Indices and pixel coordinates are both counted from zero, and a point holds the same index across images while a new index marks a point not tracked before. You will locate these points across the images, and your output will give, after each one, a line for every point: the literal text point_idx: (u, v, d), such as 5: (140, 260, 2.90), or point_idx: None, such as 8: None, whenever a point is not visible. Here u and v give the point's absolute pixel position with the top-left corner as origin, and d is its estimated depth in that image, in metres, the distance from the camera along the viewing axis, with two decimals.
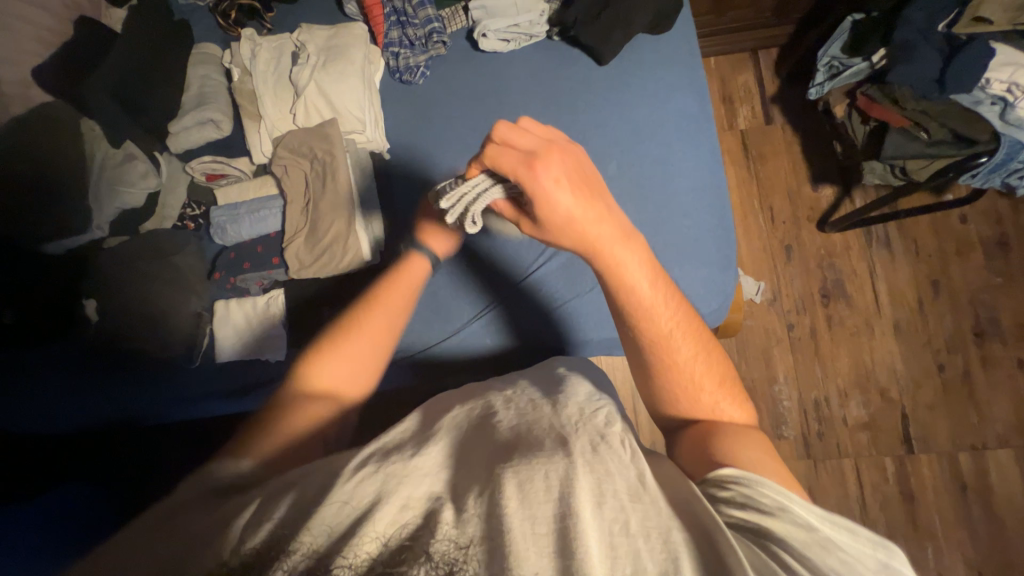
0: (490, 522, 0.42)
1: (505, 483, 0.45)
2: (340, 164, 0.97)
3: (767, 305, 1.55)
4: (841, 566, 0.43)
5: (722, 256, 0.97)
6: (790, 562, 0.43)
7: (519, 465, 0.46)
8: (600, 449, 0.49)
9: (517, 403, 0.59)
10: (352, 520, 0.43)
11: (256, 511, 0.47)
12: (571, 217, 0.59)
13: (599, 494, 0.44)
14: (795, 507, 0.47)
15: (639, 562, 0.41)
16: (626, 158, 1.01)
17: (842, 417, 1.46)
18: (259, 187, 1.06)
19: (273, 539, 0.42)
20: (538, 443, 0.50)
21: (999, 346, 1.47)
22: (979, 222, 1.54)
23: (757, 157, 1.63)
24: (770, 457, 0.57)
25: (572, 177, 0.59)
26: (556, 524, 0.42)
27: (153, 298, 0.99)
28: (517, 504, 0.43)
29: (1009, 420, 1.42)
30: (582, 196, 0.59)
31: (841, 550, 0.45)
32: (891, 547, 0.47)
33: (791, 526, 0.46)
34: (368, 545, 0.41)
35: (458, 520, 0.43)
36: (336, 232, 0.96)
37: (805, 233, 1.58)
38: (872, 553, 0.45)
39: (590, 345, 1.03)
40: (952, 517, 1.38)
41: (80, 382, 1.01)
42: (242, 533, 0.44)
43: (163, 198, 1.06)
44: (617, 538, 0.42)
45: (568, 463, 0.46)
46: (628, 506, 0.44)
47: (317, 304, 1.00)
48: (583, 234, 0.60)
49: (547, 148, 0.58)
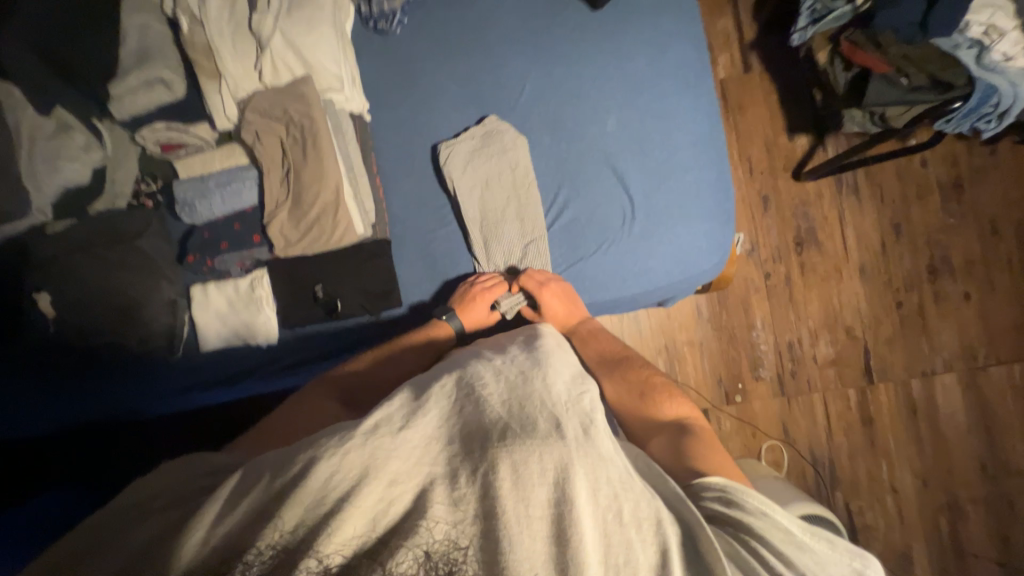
0: (483, 504, 0.45)
1: (498, 463, 0.46)
2: (321, 129, 0.89)
3: (745, 255, 1.59)
4: (814, 563, 0.48)
5: (723, 211, 1.01)
6: (763, 555, 0.48)
7: (513, 445, 0.47)
8: (593, 434, 0.51)
9: (509, 373, 0.57)
10: (336, 496, 0.44)
11: (235, 487, 0.47)
12: (557, 316, 0.92)
13: (594, 481, 0.47)
14: (776, 510, 0.51)
15: (631, 550, 0.45)
16: (625, 112, 0.99)
17: (812, 356, 1.56)
18: (226, 156, 0.94)
19: (258, 515, 0.44)
20: (532, 422, 0.50)
21: (950, 283, 1.58)
22: (938, 165, 1.61)
23: (736, 107, 1.61)
24: (734, 472, 0.65)
25: (571, 307, 0.93)
26: (550, 510, 0.45)
27: (121, 288, 0.90)
28: (511, 486, 0.45)
29: (954, 348, 1.56)
30: (566, 304, 0.92)
31: (813, 551, 0.49)
32: (865, 556, 0.50)
33: (768, 524, 0.50)
34: (354, 526, 0.43)
35: (449, 503, 0.45)
36: (324, 204, 0.90)
37: (780, 183, 1.61)
38: (846, 561, 0.49)
39: (594, 306, 1.02)
40: (904, 437, 1.53)
41: (43, 382, 0.93)
42: (222, 509, 0.45)
43: (111, 173, 0.94)
44: (610, 525, 0.46)
45: (563, 449, 0.48)
46: (620, 494, 0.47)
47: (310, 283, 0.95)
48: (562, 322, 0.92)
49: (546, 279, 0.94)
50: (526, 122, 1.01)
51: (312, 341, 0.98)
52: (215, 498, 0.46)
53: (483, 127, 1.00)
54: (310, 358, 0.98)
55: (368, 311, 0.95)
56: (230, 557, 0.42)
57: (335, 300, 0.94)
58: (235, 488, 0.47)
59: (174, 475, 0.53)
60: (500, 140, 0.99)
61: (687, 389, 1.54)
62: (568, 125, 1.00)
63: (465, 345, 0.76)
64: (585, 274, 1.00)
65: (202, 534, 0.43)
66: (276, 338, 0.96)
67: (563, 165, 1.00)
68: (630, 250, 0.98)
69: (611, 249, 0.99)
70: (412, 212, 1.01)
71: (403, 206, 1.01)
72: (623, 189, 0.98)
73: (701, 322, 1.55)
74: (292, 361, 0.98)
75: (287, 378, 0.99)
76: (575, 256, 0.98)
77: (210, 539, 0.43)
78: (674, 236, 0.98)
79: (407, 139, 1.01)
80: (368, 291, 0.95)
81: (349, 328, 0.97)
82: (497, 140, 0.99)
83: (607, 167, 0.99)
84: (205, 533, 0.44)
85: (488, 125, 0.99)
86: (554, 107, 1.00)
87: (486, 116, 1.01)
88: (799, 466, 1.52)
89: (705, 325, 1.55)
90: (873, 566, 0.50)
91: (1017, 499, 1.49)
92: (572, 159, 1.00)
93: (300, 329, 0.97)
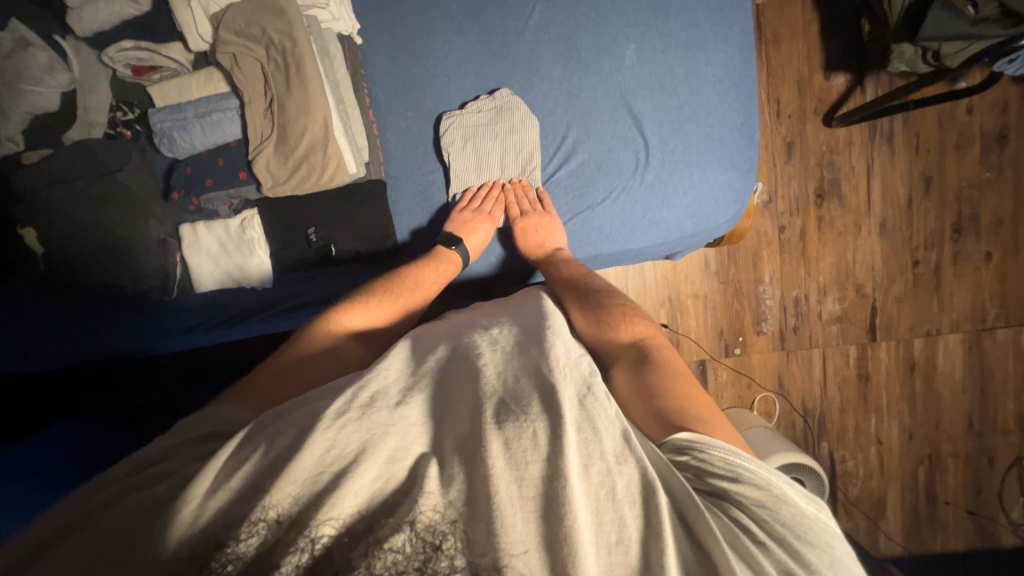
0: (476, 483, 0.44)
1: (491, 440, 0.46)
2: (304, 52, 0.80)
3: (761, 207, 1.50)
4: (792, 517, 0.47)
5: (745, 159, 0.93)
6: (747, 525, 0.46)
7: (506, 421, 0.47)
8: (589, 408, 0.50)
9: (505, 345, 0.59)
10: (333, 473, 0.44)
11: (234, 453, 0.47)
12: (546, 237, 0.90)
13: (586, 459, 0.46)
14: (744, 467, 0.50)
15: (624, 529, 0.43)
16: (646, 42, 0.89)
17: (817, 313, 1.53)
18: (204, 82, 0.87)
19: (252, 487, 0.44)
20: (526, 398, 0.50)
21: (974, 242, 1.51)
22: (985, 112, 1.47)
23: (770, 37, 1.44)
24: (715, 412, 0.60)
25: (552, 221, 0.91)
26: (542, 488, 0.44)
27: (106, 226, 0.86)
28: (505, 463, 0.45)
29: (965, 310, 1.52)
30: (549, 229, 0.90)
31: (789, 504, 0.47)
32: (823, 500, 0.50)
33: (744, 485, 0.48)
34: (347, 504, 0.43)
35: (441, 484, 0.45)
36: (312, 140, 0.83)
37: (809, 128, 1.48)
38: (811, 508, 0.48)
39: (598, 259, 0.98)
40: (898, 394, 1.54)
41: (42, 322, 0.92)
42: (212, 485, 0.45)
43: (83, 99, 0.87)
44: (603, 504, 0.44)
45: (557, 423, 0.46)
46: (614, 470, 0.46)
47: (301, 225, 0.91)
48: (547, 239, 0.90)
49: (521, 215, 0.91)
50: (535, 49, 0.90)
51: (306, 285, 0.96)
52: (207, 471, 0.46)
53: (494, 102, 0.91)
54: (302, 302, 0.97)
55: (362, 253, 0.92)
56: (219, 535, 0.42)
57: (329, 244, 0.91)
58: (227, 460, 0.47)
59: (167, 441, 0.53)
60: (510, 119, 0.91)
61: (687, 341, 1.53)
62: (582, 54, 0.90)
63: (461, 314, 0.76)
64: (589, 225, 0.95)
65: (193, 510, 0.43)
66: (271, 281, 0.95)
67: (574, 101, 0.91)
68: (641, 200, 0.92)
69: (619, 200, 0.92)
70: (405, 152, 0.94)
71: (397, 145, 0.94)
72: (639, 132, 0.90)
73: (707, 275, 1.51)
74: (285, 306, 0.97)
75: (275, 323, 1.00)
76: (581, 205, 0.92)
77: (200, 517, 0.43)
78: (690, 186, 0.92)
79: (402, 69, 0.92)
80: (362, 235, 0.91)
81: (344, 271, 0.95)
82: (508, 119, 0.91)
83: (622, 107, 0.90)
84: (197, 506, 0.43)
85: (499, 99, 0.90)
86: (567, 33, 0.90)
87: (499, 88, 0.91)
88: (790, 417, 1.55)
89: (712, 278, 1.51)
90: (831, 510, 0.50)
91: (997, 454, 1.54)
92: (585, 95, 0.91)
93: (292, 274, 0.95)
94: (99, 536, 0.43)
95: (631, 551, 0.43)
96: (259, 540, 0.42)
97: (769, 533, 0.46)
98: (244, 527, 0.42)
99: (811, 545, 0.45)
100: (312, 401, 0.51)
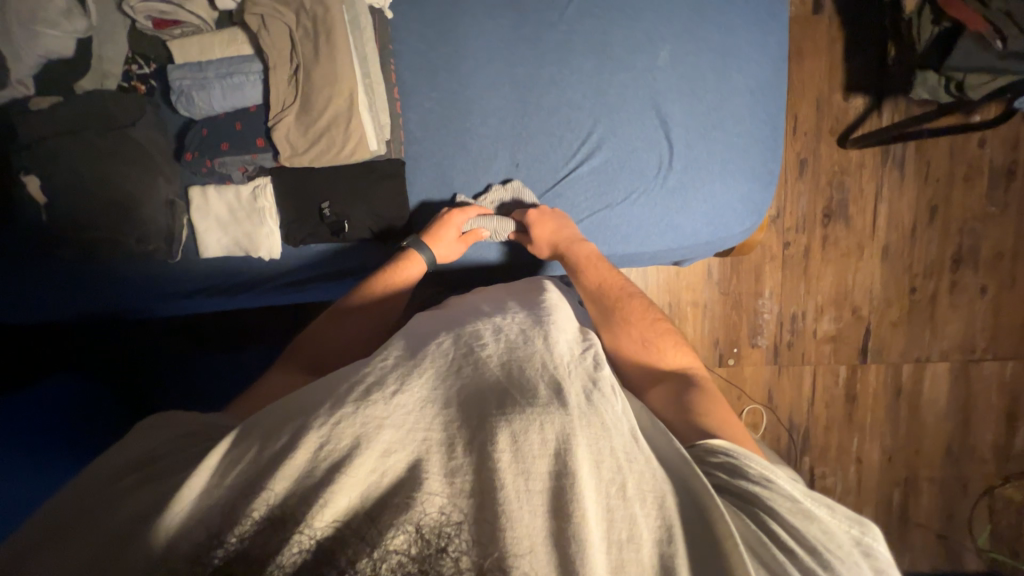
0: (481, 474, 0.44)
1: (498, 434, 0.45)
2: (336, 23, 0.79)
3: (769, 222, 1.51)
4: (821, 532, 0.47)
5: (767, 171, 0.94)
6: (775, 531, 0.47)
7: (513, 414, 0.47)
8: (596, 403, 0.50)
9: (507, 335, 0.57)
10: (327, 467, 0.43)
11: (229, 450, 0.46)
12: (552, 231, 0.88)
13: (597, 454, 0.46)
14: (778, 479, 0.51)
15: (635, 527, 0.44)
16: (680, 45, 0.89)
17: (812, 330, 1.55)
18: (227, 42, 0.84)
19: (247, 484, 0.43)
20: (531, 390, 0.49)
21: (971, 274, 1.53)
22: (996, 146, 1.48)
23: (795, 52, 1.43)
24: (747, 437, 0.63)
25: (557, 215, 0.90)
26: (551, 483, 0.44)
27: (112, 182, 0.83)
28: (511, 458, 0.44)
29: (955, 339, 1.55)
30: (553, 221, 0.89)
31: (821, 520, 0.48)
32: (867, 525, 0.51)
33: (775, 493, 0.50)
34: (344, 498, 0.42)
35: (445, 475, 0.44)
36: (334, 112, 0.81)
37: (823, 146, 1.48)
38: (847, 529, 0.49)
39: (614, 259, 0.98)
40: (883, 417, 1.57)
41: (34, 284, 0.91)
42: (210, 480, 0.44)
43: (98, 48, 0.84)
44: (613, 501, 0.45)
45: (565, 418, 0.47)
46: (624, 467, 0.46)
47: (315, 198, 0.89)
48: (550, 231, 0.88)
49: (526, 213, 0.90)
50: (567, 40, 0.89)
51: (312, 260, 0.95)
52: (201, 469, 0.44)
53: (508, 190, 0.93)
54: (310, 278, 0.97)
55: (375, 233, 0.91)
56: (219, 528, 0.42)
57: (343, 221, 0.89)
58: (222, 458, 0.45)
59: (166, 432, 0.53)
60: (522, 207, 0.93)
61: None
62: (615, 50, 0.89)
63: (465, 301, 0.75)
64: (607, 224, 0.94)
65: (188, 509, 0.43)
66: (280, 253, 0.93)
67: (602, 98, 0.90)
68: (662, 203, 0.92)
69: (639, 201, 0.92)
70: (426, 134, 0.92)
71: (420, 124, 0.92)
72: (665, 134, 0.90)
73: (709, 285, 1.52)
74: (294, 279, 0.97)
75: (281, 296, 1.00)
76: (602, 203, 0.91)
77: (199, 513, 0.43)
78: (710, 193, 0.92)
79: (431, 49, 0.90)
80: (376, 215, 0.90)
81: (350, 250, 0.95)
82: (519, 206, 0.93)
83: (651, 107, 0.90)
84: (193, 507, 0.43)
85: (511, 187, 0.93)
86: (601, 28, 0.89)
87: (512, 178, 0.94)
88: (775, 430, 1.57)
89: (713, 287, 1.52)
90: (875, 536, 0.50)
91: (972, 481, 1.58)
92: (613, 92, 0.90)
93: (302, 247, 0.94)
94: (86, 538, 0.42)
95: (641, 549, 0.43)
96: (248, 533, 0.41)
97: (800, 543, 0.46)
98: (241, 521, 0.42)
99: (840, 559, 0.46)
100: (307, 395, 0.50)
